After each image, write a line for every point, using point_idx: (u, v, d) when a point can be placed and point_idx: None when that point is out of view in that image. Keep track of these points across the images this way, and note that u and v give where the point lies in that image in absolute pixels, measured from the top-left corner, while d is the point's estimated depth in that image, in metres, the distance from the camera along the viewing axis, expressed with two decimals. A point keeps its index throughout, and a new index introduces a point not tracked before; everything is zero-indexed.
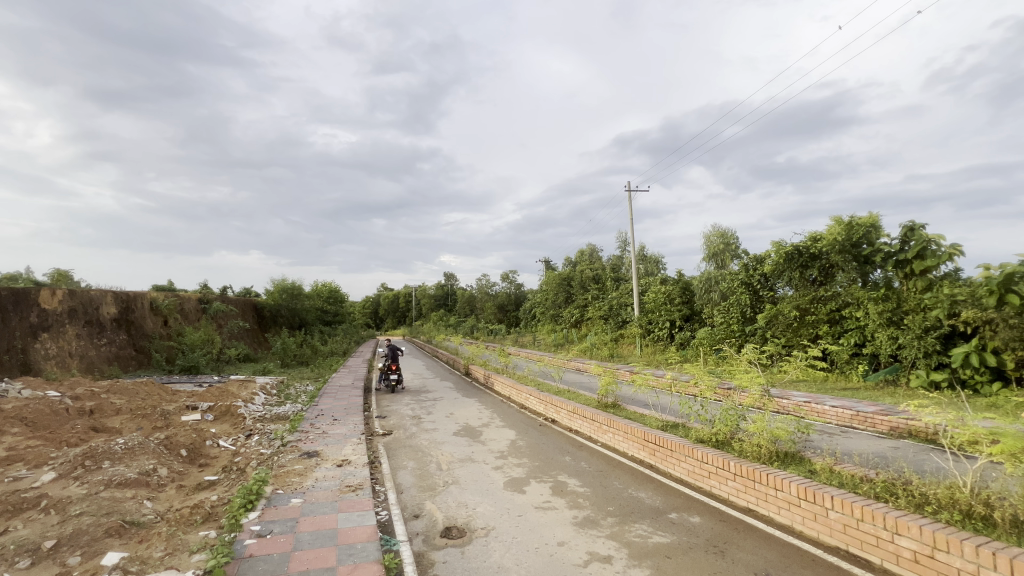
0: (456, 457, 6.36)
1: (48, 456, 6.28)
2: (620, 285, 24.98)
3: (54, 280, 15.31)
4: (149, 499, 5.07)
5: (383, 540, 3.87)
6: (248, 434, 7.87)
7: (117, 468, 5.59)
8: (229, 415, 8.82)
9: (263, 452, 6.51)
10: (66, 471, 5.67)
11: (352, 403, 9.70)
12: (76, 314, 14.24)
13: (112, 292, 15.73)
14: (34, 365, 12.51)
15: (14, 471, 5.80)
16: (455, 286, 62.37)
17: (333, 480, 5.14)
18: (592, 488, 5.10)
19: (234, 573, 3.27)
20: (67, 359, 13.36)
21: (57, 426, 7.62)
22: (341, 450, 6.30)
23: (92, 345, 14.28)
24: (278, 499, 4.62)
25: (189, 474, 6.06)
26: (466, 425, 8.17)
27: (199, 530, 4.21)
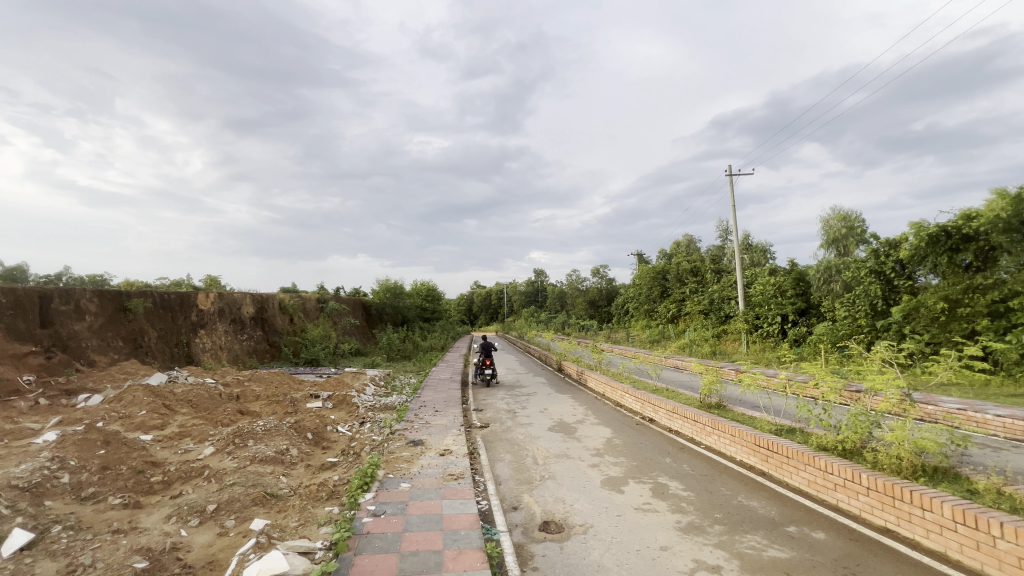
0: (552, 452, 6.40)
1: (208, 433, 7.46)
2: (722, 277, 23.32)
3: (208, 284, 18.09)
4: (284, 475, 5.78)
5: (485, 528, 4.02)
6: (361, 421, 8.65)
7: (259, 447, 6.47)
8: (345, 404, 9.76)
9: (374, 438, 7.10)
10: (221, 446, 6.67)
11: (451, 395, 10.20)
12: (224, 313, 16.72)
13: (250, 294, 18.19)
14: (196, 356, 14.93)
15: (185, 444, 6.98)
16: (545, 283, 62.76)
17: (437, 468, 5.45)
18: (696, 493, 4.82)
19: (355, 547, 3.61)
20: (219, 352, 15.76)
21: (213, 408, 9.00)
22: (443, 440, 6.65)
23: (236, 340, 16.64)
24: (389, 482, 5.02)
25: (314, 455, 6.81)
26: (560, 421, 8.18)
27: (324, 505, 4.71)
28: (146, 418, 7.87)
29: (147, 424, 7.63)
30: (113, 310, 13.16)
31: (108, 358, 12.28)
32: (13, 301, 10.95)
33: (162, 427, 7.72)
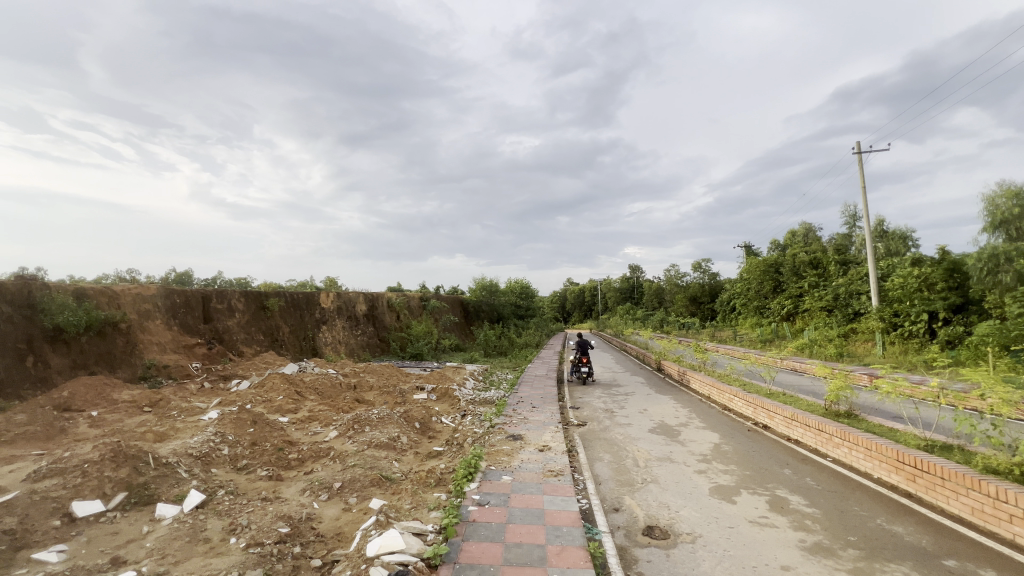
0: (654, 455, 6.15)
1: (332, 418, 8.34)
2: (850, 269, 20.61)
3: (328, 285, 20.23)
4: (396, 460, 6.28)
5: (587, 527, 3.99)
6: (463, 414, 9.07)
7: (374, 433, 7.08)
8: (448, 396, 10.30)
9: (476, 431, 7.40)
10: (343, 431, 7.42)
11: (547, 392, 10.28)
12: (342, 310, 18.59)
13: (363, 293, 20.00)
14: (320, 349, 16.78)
15: (314, 427, 7.89)
16: (641, 279, 60.55)
17: (537, 463, 5.53)
18: (823, 510, 4.33)
19: (462, 533, 3.80)
20: (338, 345, 17.57)
21: (335, 396, 10.06)
22: (542, 436, 6.73)
23: (352, 335, 18.45)
24: (492, 474, 5.20)
25: (422, 443, 7.28)
26: (662, 423, 7.83)
27: (433, 491, 5.02)
28: (283, 402, 9.03)
29: (283, 407, 8.75)
30: (255, 308, 15.25)
31: (253, 349, 14.28)
32: (184, 301, 13.20)
33: (295, 410, 8.79)
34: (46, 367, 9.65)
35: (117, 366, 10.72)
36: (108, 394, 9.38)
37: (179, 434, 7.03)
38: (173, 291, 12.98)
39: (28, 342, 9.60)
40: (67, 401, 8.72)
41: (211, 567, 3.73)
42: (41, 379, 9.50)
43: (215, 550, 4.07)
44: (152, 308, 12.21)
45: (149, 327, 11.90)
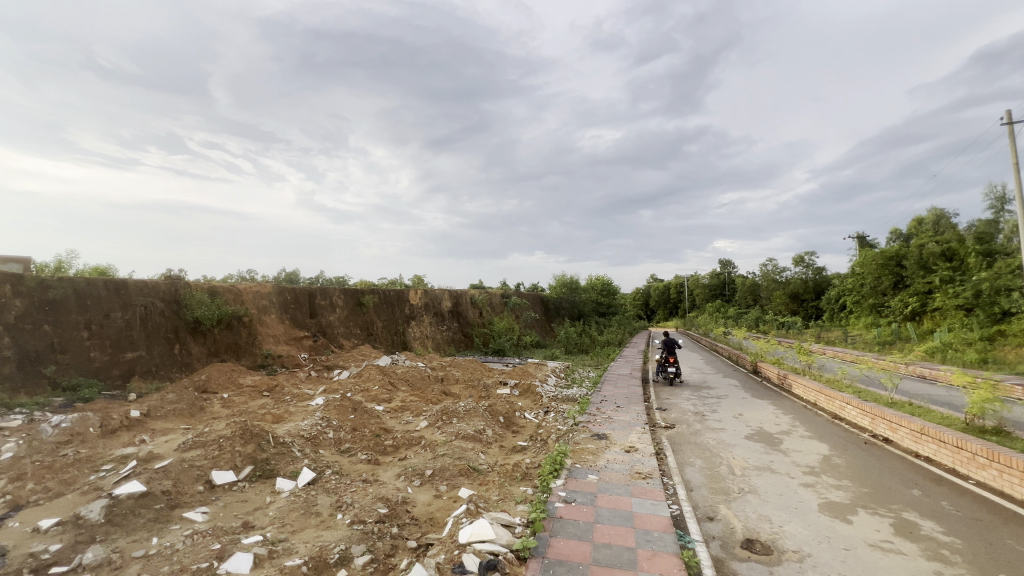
0: (752, 463, 5.72)
1: (422, 409, 8.81)
2: (997, 261, 17.55)
3: (416, 283, 21.38)
4: (483, 452, 6.48)
5: (680, 534, 3.82)
6: (546, 410, 9.12)
7: (462, 425, 7.36)
8: (530, 393, 10.40)
9: (560, 428, 7.40)
10: (432, 421, 7.79)
11: (632, 392, 9.98)
12: (429, 307, 19.55)
13: (447, 290, 20.88)
14: (410, 343, 17.78)
15: (406, 416, 8.39)
16: (733, 274, 56.54)
17: (623, 464, 5.40)
18: (965, 541, 3.75)
19: (550, 529, 3.82)
20: (426, 339, 18.53)
21: (424, 388, 10.61)
22: (628, 437, 6.55)
23: (438, 330, 19.35)
24: (578, 471, 5.16)
25: (506, 437, 7.44)
26: (760, 430, 7.25)
27: (520, 485, 5.11)
28: (378, 391, 9.71)
29: (378, 396, 9.41)
30: (353, 305, 16.54)
31: (351, 342, 15.53)
32: (294, 297, 14.68)
33: (389, 400, 9.42)
34: (188, 354, 11.29)
35: (242, 354, 12.24)
36: (235, 379, 10.75)
37: (293, 417, 7.85)
38: (285, 289, 14.49)
39: (175, 332, 11.29)
40: (205, 383, 10.13)
41: (321, 539, 4.12)
42: (185, 364, 11.13)
43: (325, 523, 4.49)
44: (268, 304, 13.74)
45: (266, 321, 13.42)
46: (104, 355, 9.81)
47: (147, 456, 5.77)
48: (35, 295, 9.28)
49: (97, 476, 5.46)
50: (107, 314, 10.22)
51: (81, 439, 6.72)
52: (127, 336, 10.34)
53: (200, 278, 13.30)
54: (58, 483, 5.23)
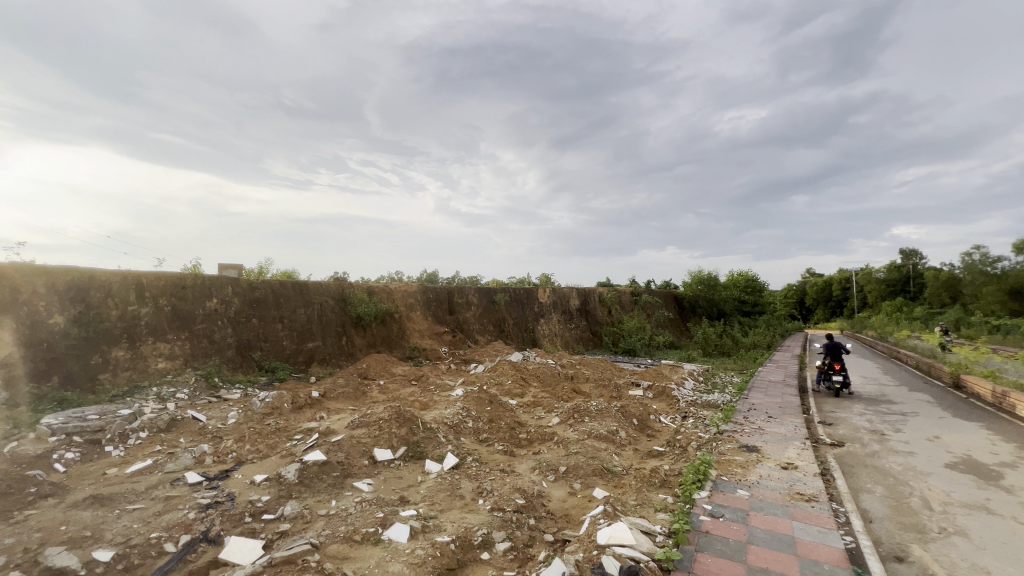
0: (958, 499, 4.63)
1: (553, 405, 8.94)
2: None
3: (545, 281, 21.77)
4: (616, 454, 6.33)
5: (858, 571, 3.26)
6: (684, 415, 8.55)
7: (594, 424, 7.30)
8: (665, 395, 9.87)
9: (701, 435, 6.88)
10: (564, 418, 7.84)
11: (787, 402, 8.84)
12: (557, 305, 19.76)
13: (575, 289, 20.91)
14: (539, 340, 18.19)
15: (539, 411, 8.58)
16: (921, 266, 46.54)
17: (780, 482, 4.80)
18: None
19: (695, 543, 3.57)
20: (555, 337, 18.79)
21: (555, 385, 10.74)
22: (784, 452, 5.81)
23: (566, 328, 19.50)
24: (725, 485, 4.74)
25: (640, 441, 7.17)
26: (969, 459, 5.84)
27: (659, 492, 4.87)
28: (511, 386, 10.12)
29: (512, 391, 9.79)
30: (486, 303, 17.50)
31: (485, 338, 16.45)
32: (435, 296, 16.03)
33: (522, 395, 9.74)
34: (353, 345, 13.09)
35: (394, 347, 13.79)
36: (390, 368, 12.14)
37: (437, 406, 8.59)
38: (428, 288, 15.91)
39: (343, 326, 13.18)
40: (366, 370, 11.64)
41: (466, 521, 4.43)
42: (350, 353, 12.92)
43: (468, 506, 4.82)
44: (415, 302, 15.25)
45: (413, 317, 14.90)
46: (293, 345, 11.87)
47: (326, 430, 6.81)
48: (247, 294, 11.59)
49: (291, 444, 6.63)
50: (294, 310, 12.32)
51: (279, 412, 8.24)
52: (308, 328, 12.37)
53: (361, 279, 15.28)
54: (265, 446, 6.47)
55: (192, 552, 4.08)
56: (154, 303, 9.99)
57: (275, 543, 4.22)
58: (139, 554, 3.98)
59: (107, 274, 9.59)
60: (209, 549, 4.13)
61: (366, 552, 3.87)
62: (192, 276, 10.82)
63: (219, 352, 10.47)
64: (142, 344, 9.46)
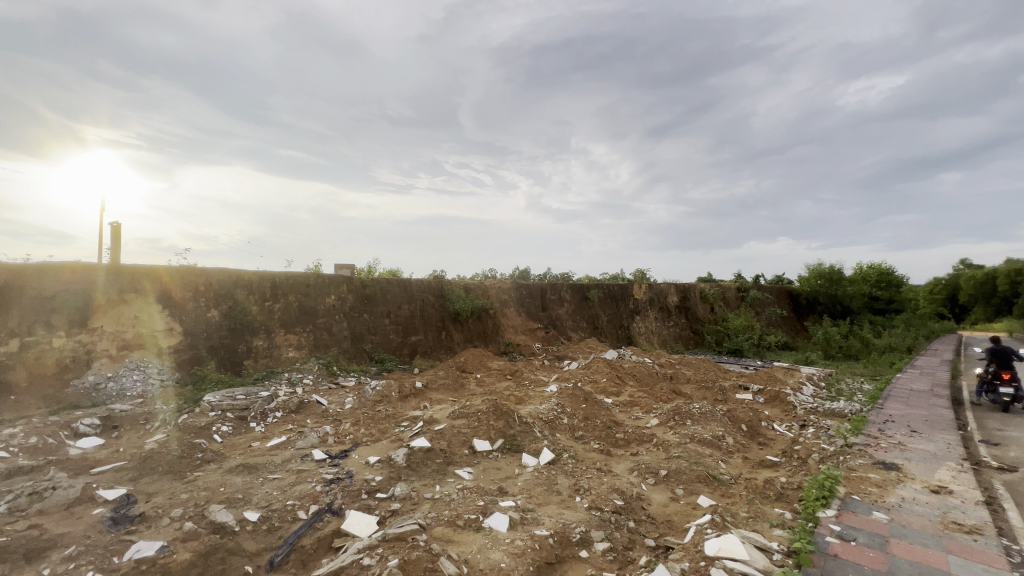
0: None
1: (652, 406, 8.59)
2: None
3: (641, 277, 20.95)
4: (723, 461, 5.91)
5: None
6: (802, 424, 7.72)
7: (697, 428, 6.89)
8: (779, 401, 9.00)
9: (824, 447, 6.17)
10: (664, 420, 7.50)
11: (936, 415, 7.57)
12: (654, 301, 18.95)
13: (673, 284, 19.88)
14: (635, 338, 17.63)
15: (636, 412, 8.31)
16: None
17: (930, 508, 4.12)
18: None
19: (821, 566, 3.21)
20: (651, 335, 18.09)
21: (653, 384, 10.32)
22: (934, 473, 4.99)
23: (664, 326, 18.68)
24: (857, 505, 4.19)
25: (751, 449, 6.63)
26: None
27: (774, 506, 4.46)
28: (606, 384, 9.92)
29: (607, 389, 9.60)
30: (579, 299, 17.34)
31: (579, 334, 16.33)
32: (529, 292, 16.22)
33: (618, 393, 9.51)
34: (452, 339, 13.77)
35: (490, 342, 14.25)
36: (486, 362, 12.56)
37: (532, 401, 8.70)
38: (521, 285, 16.16)
39: (442, 321, 13.91)
40: (464, 363, 12.17)
41: (563, 517, 4.44)
42: (449, 347, 13.61)
43: (565, 503, 4.82)
44: (509, 299, 15.59)
45: (507, 313, 15.27)
46: (398, 338, 12.79)
47: (430, 419, 7.25)
48: (359, 291, 12.71)
49: (399, 430, 7.14)
50: (399, 306, 13.25)
51: (388, 400, 8.93)
52: (412, 323, 13.25)
53: (458, 276, 15.98)
54: (378, 431, 7.06)
55: (320, 521, 4.59)
56: (285, 299, 11.35)
57: (388, 520, 4.58)
58: (279, 518, 4.57)
59: (251, 274, 11.11)
60: (333, 520, 4.61)
61: (469, 538, 4.05)
62: (314, 275, 12.11)
63: (337, 344, 11.63)
64: (276, 335, 10.84)
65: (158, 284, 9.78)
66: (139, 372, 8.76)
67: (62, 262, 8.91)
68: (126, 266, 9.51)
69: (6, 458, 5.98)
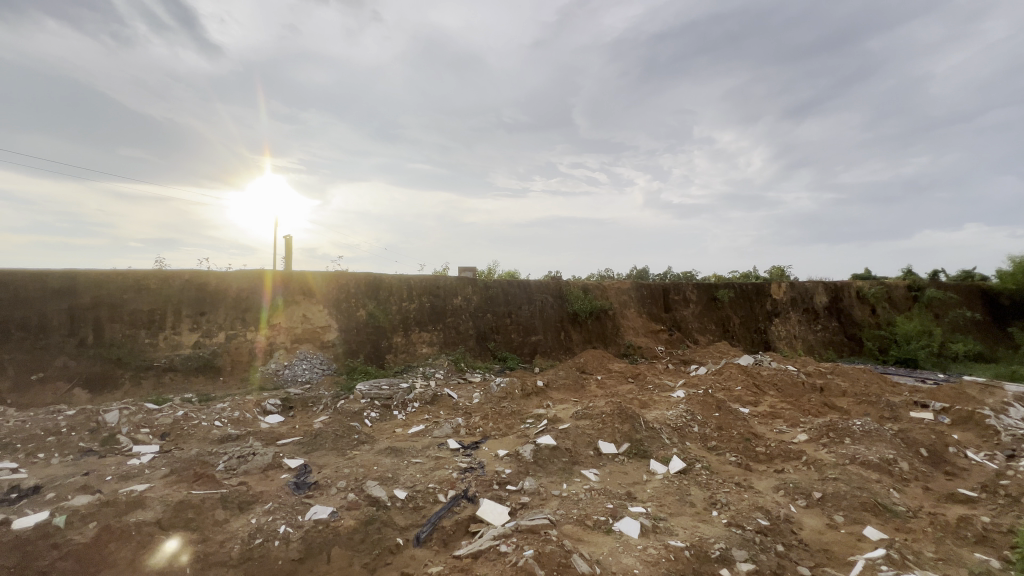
0: None
1: (798, 419, 7.66)
2: None
3: (780, 274, 18.73)
4: (897, 490, 5.06)
5: None
6: (1009, 454, 6.25)
7: (860, 448, 5.99)
8: (974, 424, 7.38)
9: None
10: (815, 436, 6.63)
11: None
12: (798, 302, 16.85)
13: (822, 282, 17.47)
14: (773, 343, 15.90)
15: (779, 425, 7.48)
16: None
17: None
18: None
19: None
20: (794, 340, 16.16)
21: (798, 396, 9.19)
22: None
23: (810, 331, 16.52)
24: None
25: (934, 479, 5.57)
26: None
27: (973, 552, 3.70)
28: (741, 393, 9.10)
29: (742, 398, 8.81)
30: (707, 299, 16.14)
31: (707, 338, 15.21)
32: (650, 293, 15.55)
33: (755, 403, 8.66)
34: (571, 340, 13.82)
35: (609, 343, 14.02)
36: (606, 364, 12.36)
37: (657, 406, 8.34)
38: (642, 284, 15.56)
39: (561, 322, 14.04)
40: (584, 364, 12.11)
41: (700, 530, 4.20)
42: (568, 348, 13.69)
43: (700, 516, 4.55)
44: (628, 299, 15.13)
45: (627, 314, 14.85)
46: (519, 338, 13.23)
47: (554, 418, 7.36)
48: (483, 292, 13.41)
49: (525, 426, 7.39)
50: (520, 307, 13.69)
51: (512, 397, 9.28)
52: (532, 323, 13.60)
53: (576, 276, 15.96)
54: (505, 426, 7.38)
55: (457, 505, 4.95)
56: (419, 299, 12.44)
57: (518, 512, 4.79)
58: (422, 499, 5.04)
59: (390, 277, 12.39)
60: (469, 506, 4.95)
61: (600, 539, 4.05)
62: (443, 277, 13.07)
63: (464, 342, 12.42)
64: (412, 332, 11.96)
65: (319, 288, 11.41)
66: (307, 362, 10.34)
67: (252, 269, 10.90)
68: (297, 272, 11.31)
69: (220, 426, 7.52)
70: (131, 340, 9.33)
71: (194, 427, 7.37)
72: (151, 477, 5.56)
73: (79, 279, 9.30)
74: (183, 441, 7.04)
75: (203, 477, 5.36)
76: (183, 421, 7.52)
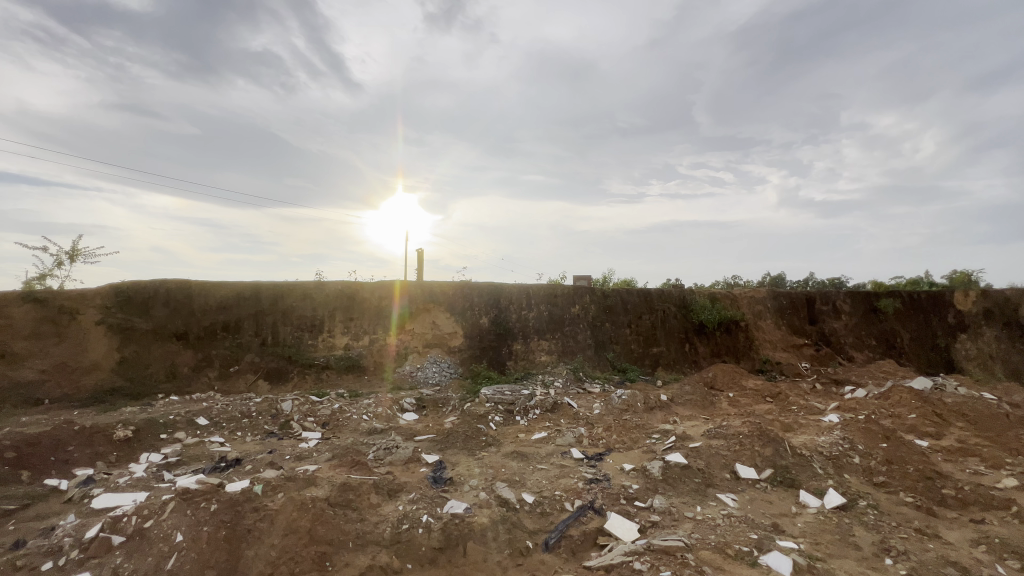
0: None
1: (1003, 460, 6.22)
2: None
3: (967, 280, 15.39)
4: None
5: None
6: None
7: None
8: None
9: None
10: None
11: None
12: (994, 315, 13.70)
13: None
14: (958, 364, 13.15)
15: (974, 464, 6.15)
16: None
17: None
18: None
19: None
20: (989, 361, 13.17)
21: (1001, 431, 7.45)
22: None
23: (1013, 350, 13.30)
24: None
25: None
26: None
27: None
28: (917, 422, 7.66)
29: (920, 429, 7.40)
30: (864, 310, 13.93)
31: (865, 355, 13.11)
32: (791, 302, 13.91)
33: (938, 436, 7.23)
34: (696, 352, 12.98)
35: (741, 358, 12.88)
36: (739, 380, 11.32)
37: (805, 430, 7.40)
38: (780, 293, 14.00)
39: (685, 333, 13.26)
40: (712, 380, 11.26)
41: None
42: (693, 361, 12.87)
43: (869, 562, 3.95)
44: (764, 309, 13.71)
45: (763, 326, 13.48)
46: (640, 348, 12.78)
47: (682, 435, 6.94)
48: (601, 301, 13.25)
49: (650, 441, 7.11)
50: (640, 316, 13.25)
51: (634, 410, 8.97)
52: (653, 334, 13.06)
53: (701, 284, 14.98)
54: (629, 440, 7.18)
55: (584, 515, 4.93)
56: (538, 308, 12.74)
57: (649, 530, 4.63)
58: (550, 505, 5.13)
59: (511, 287, 12.88)
60: (596, 518, 4.90)
61: (743, 571, 3.74)
62: (561, 287, 13.22)
63: (583, 351, 12.37)
64: (532, 340, 12.26)
65: (447, 297, 12.33)
66: (436, 365, 11.20)
67: (390, 280, 12.20)
68: (428, 283, 12.36)
69: (367, 420, 8.52)
70: (298, 342, 11.05)
71: (348, 419, 8.45)
72: (318, 459, 6.50)
73: (262, 289, 11.27)
74: (339, 430, 8.10)
75: (358, 464, 6.12)
76: (339, 412, 8.66)
